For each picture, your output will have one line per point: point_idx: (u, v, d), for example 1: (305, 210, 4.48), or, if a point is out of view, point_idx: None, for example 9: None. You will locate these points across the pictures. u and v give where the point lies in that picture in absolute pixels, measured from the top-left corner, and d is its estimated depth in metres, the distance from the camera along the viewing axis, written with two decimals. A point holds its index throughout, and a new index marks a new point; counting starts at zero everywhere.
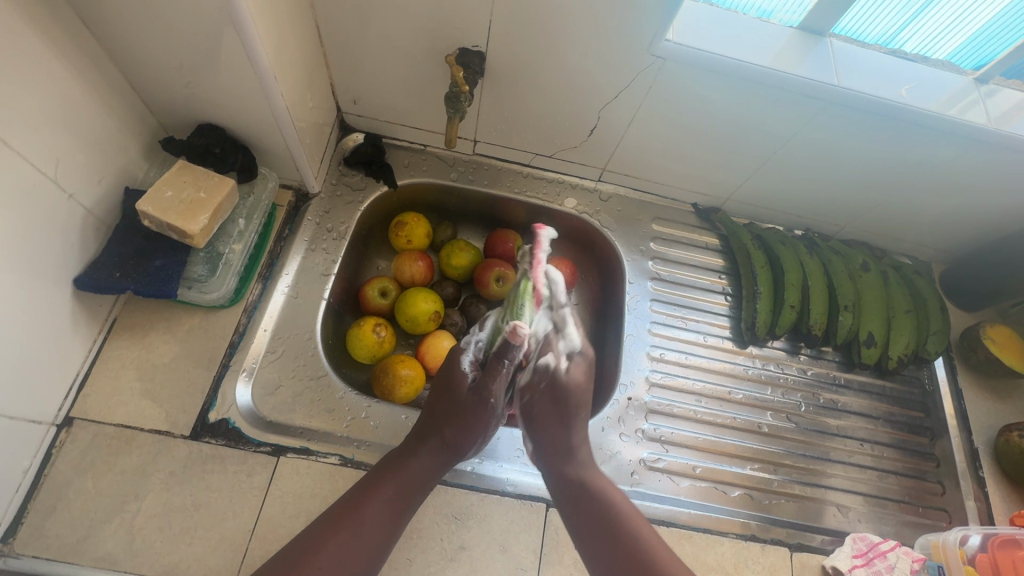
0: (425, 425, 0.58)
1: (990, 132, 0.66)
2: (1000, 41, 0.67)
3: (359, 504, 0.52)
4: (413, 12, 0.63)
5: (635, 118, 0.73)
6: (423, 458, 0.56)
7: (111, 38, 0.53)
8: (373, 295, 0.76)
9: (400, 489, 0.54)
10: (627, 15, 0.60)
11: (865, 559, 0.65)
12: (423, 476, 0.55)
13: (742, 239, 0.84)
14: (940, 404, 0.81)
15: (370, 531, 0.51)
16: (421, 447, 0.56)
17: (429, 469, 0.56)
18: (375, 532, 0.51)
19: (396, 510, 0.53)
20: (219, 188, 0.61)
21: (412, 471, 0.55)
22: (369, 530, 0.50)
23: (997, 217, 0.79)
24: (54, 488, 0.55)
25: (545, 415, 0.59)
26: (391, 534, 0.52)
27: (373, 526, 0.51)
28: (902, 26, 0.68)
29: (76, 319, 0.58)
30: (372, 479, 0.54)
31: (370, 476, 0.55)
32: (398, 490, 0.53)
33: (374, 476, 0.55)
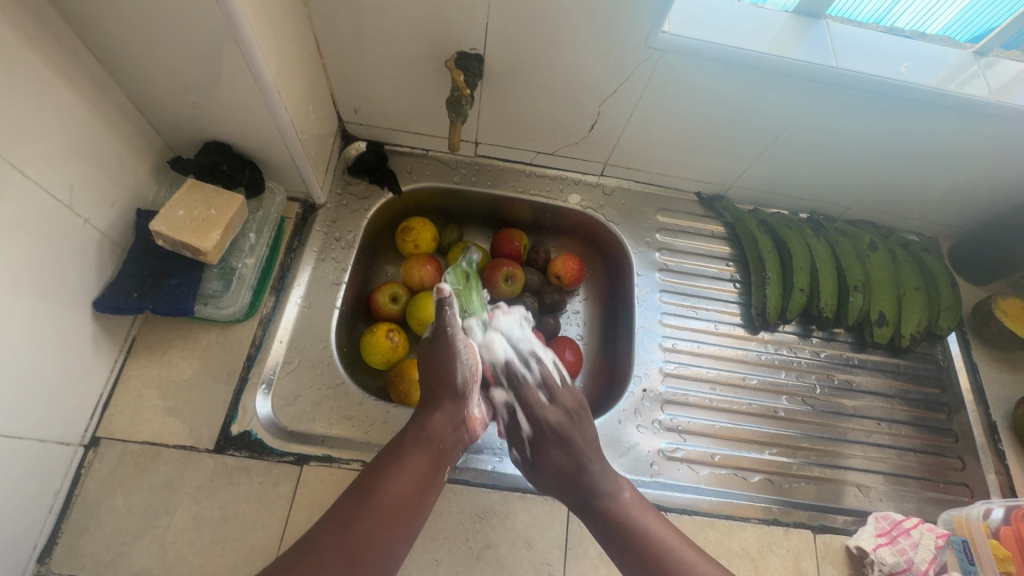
0: (429, 391, 0.59)
1: (992, 105, 0.65)
2: (996, 11, 0.67)
3: (379, 478, 0.51)
4: (409, 19, 0.64)
5: (634, 111, 0.73)
6: (441, 416, 0.57)
7: (116, 62, 0.54)
8: (384, 301, 0.76)
9: (418, 455, 0.54)
10: (622, 10, 0.60)
11: (889, 538, 0.65)
12: (439, 433, 0.56)
13: (748, 225, 0.84)
14: (956, 378, 0.81)
15: (394, 502, 0.50)
16: (435, 406, 0.58)
17: (445, 431, 0.56)
18: (401, 503, 0.50)
19: (418, 480, 0.52)
20: (229, 204, 0.62)
21: (428, 433, 0.55)
22: (392, 498, 0.50)
23: (1004, 188, 0.79)
24: (86, 508, 0.56)
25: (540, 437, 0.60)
26: (415, 498, 0.51)
27: (394, 497, 0.50)
28: (895, 4, 0.68)
29: (97, 341, 0.59)
30: (389, 450, 0.54)
31: (387, 449, 0.54)
32: (417, 456, 0.53)
33: (390, 448, 0.54)
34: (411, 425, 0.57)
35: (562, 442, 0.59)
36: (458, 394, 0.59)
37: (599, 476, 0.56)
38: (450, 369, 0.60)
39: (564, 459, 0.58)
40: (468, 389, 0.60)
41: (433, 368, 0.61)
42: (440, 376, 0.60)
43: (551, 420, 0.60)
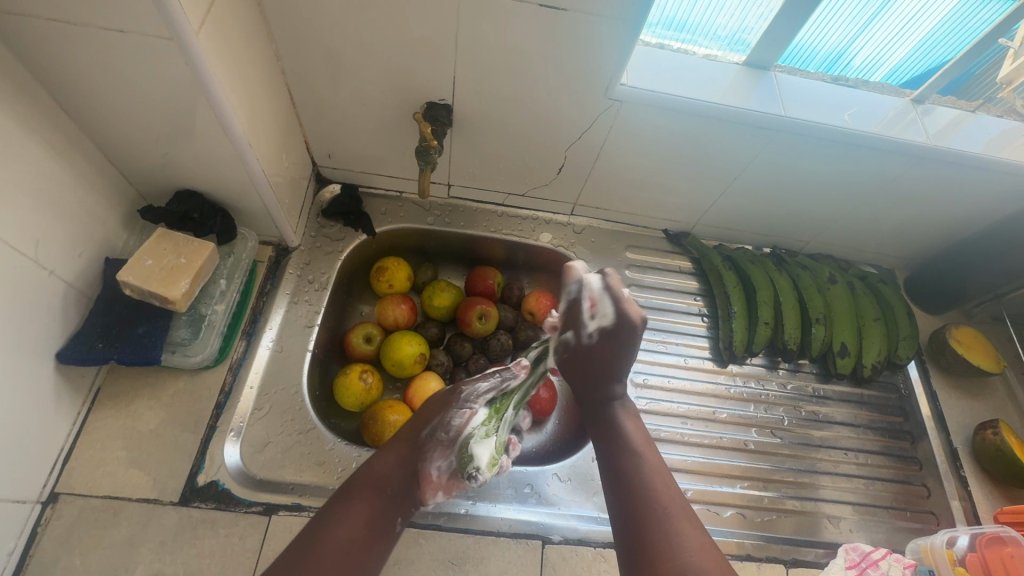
0: (393, 437, 0.62)
1: (930, 148, 0.70)
2: (939, 52, 0.72)
3: (323, 526, 0.53)
4: (380, 71, 0.66)
5: (600, 154, 0.76)
6: (383, 459, 0.59)
7: (88, 117, 0.55)
8: (358, 342, 0.77)
9: (362, 500, 0.55)
10: (580, 64, 0.64)
11: (858, 570, 0.65)
12: (387, 478, 0.58)
13: (713, 260, 0.87)
14: (917, 406, 0.83)
15: (332, 549, 0.51)
16: (385, 450, 0.60)
17: (393, 481, 0.58)
18: (343, 548, 0.52)
19: (358, 529, 0.53)
20: (199, 252, 0.63)
21: (376, 480, 0.57)
22: (331, 547, 0.51)
23: (950, 223, 0.84)
24: (40, 568, 0.54)
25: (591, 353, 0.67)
26: (359, 539, 0.53)
27: (335, 542, 0.52)
28: (845, 49, 0.73)
29: (59, 393, 0.58)
30: (338, 494, 0.56)
31: (339, 495, 0.56)
32: (362, 504, 0.55)
33: (341, 494, 0.56)
34: (367, 468, 0.59)
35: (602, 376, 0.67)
36: (419, 441, 0.62)
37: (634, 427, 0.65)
38: (423, 426, 0.63)
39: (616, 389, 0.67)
40: (427, 438, 0.62)
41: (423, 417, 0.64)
42: (415, 425, 0.63)
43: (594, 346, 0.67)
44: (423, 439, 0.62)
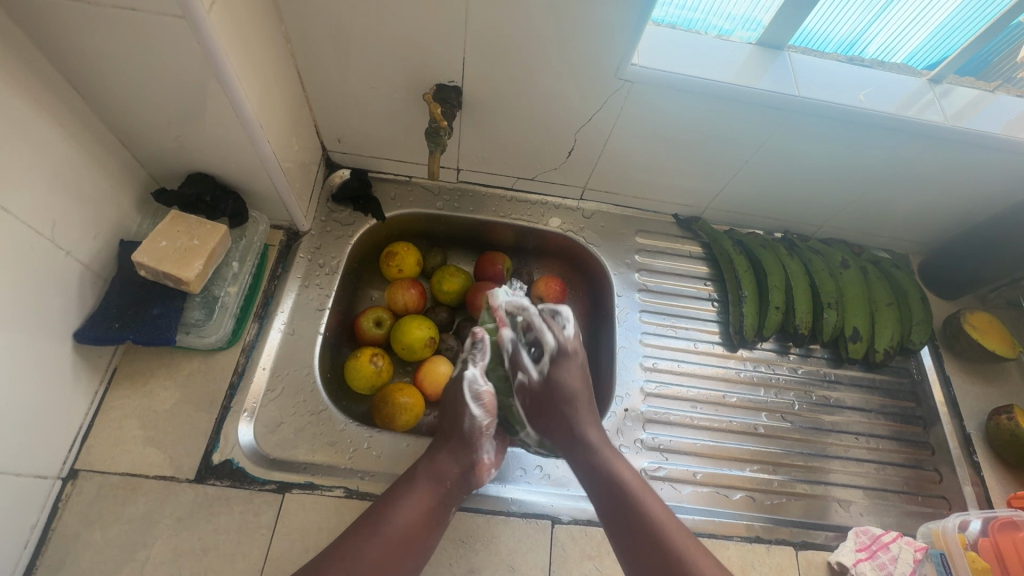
0: (441, 432, 0.63)
1: (948, 129, 0.69)
2: (961, 32, 0.70)
3: (384, 514, 0.54)
4: (389, 53, 0.66)
5: (610, 137, 0.75)
6: (444, 454, 0.60)
7: (101, 99, 0.56)
8: (368, 326, 0.77)
9: (426, 491, 0.57)
10: (590, 45, 0.63)
11: (869, 552, 0.66)
12: (445, 468, 0.59)
13: (724, 245, 0.87)
14: (930, 392, 0.82)
15: (397, 534, 0.53)
16: (442, 447, 0.61)
17: (452, 467, 0.59)
18: (405, 535, 0.53)
19: (425, 514, 0.55)
20: (212, 233, 0.63)
21: (435, 471, 0.58)
22: (397, 530, 0.53)
23: (967, 207, 0.82)
24: (62, 542, 0.55)
25: (551, 387, 0.64)
26: (421, 529, 0.54)
27: (401, 525, 0.53)
28: (865, 27, 0.71)
29: (77, 372, 0.59)
30: (400, 482, 0.58)
31: (397, 485, 0.58)
32: (425, 491, 0.57)
33: (402, 481, 0.58)
34: (422, 461, 0.60)
35: (565, 394, 0.64)
36: (465, 435, 0.61)
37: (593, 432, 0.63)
38: (461, 415, 0.62)
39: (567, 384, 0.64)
40: (476, 431, 0.62)
41: (449, 406, 0.64)
42: (450, 418, 0.63)
43: (556, 382, 0.64)
44: (467, 432, 0.61)
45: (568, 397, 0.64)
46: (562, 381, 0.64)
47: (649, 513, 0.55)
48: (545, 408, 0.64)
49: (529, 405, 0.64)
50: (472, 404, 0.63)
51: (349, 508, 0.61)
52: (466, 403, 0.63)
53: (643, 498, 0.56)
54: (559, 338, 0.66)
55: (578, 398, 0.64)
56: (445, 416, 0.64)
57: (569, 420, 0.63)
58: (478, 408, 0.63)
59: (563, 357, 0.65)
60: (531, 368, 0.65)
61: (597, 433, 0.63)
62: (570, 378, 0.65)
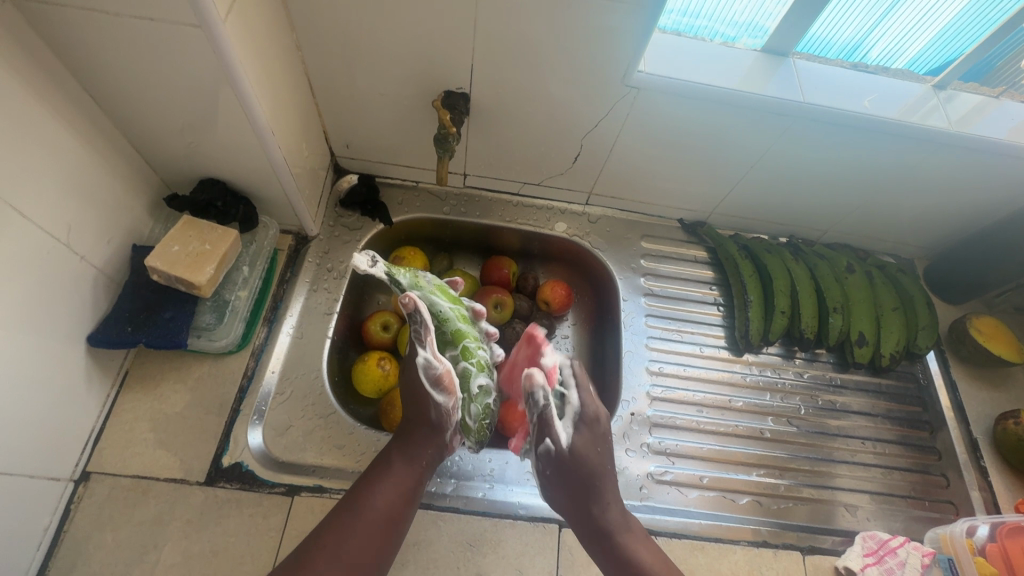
0: (406, 417, 0.59)
1: (953, 135, 0.69)
2: (967, 36, 0.70)
3: (361, 502, 0.52)
4: (398, 60, 0.67)
5: (616, 143, 0.76)
6: (422, 436, 0.58)
7: (116, 106, 0.57)
8: (375, 330, 0.78)
9: (401, 476, 0.55)
10: (597, 52, 0.64)
11: (877, 557, 0.67)
12: (413, 449, 0.57)
13: (729, 250, 0.87)
14: (936, 396, 0.82)
15: (376, 518, 0.52)
16: (415, 433, 0.58)
17: (424, 451, 0.58)
18: (382, 517, 0.52)
19: (402, 495, 0.54)
20: (223, 238, 0.64)
21: (411, 454, 0.57)
22: (377, 514, 0.52)
23: (973, 211, 0.82)
24: (74, 543, 0.56)
25: (575, 456, 0.57)
26: (399, 513, 0.53)
27: (380, 508, 0.52)
28: (868, 31, 0.71)
29: (90, 375, 0.60)
30: (376, 466, 0.56)
31: (372, 470, 0.56)
32: (402, 472, 0.56)
33: (375, 466, 0.56)
34: (393, 446, 0.58)
35: (585, 471, 0.57)
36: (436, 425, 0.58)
37: (614, 507, 0.57)
38: (427, 406, 0.58)
39: (592, 454, 0.57)
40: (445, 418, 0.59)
41: (409, 393, 0.59)
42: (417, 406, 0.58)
43: (575, 448, 0.57)
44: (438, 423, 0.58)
45: (590, 472, 0.57)
46: (580, 453, 0.57)
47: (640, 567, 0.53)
48: (562, 487, 0.57)
49: (551, 474, 0.58)
50: (435, 392, 0.58)
51: None
52: (426, 390, 0.58)
53: (635, 550, 0.55)
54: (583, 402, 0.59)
55: (602, 481, 0.57)
56: (406, 402, 0.59)
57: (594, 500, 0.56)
58: (439, 393, 0.58)
59: (588, 424, 0.59)
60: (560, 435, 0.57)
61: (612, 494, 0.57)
62: (586, 450, 0.57)
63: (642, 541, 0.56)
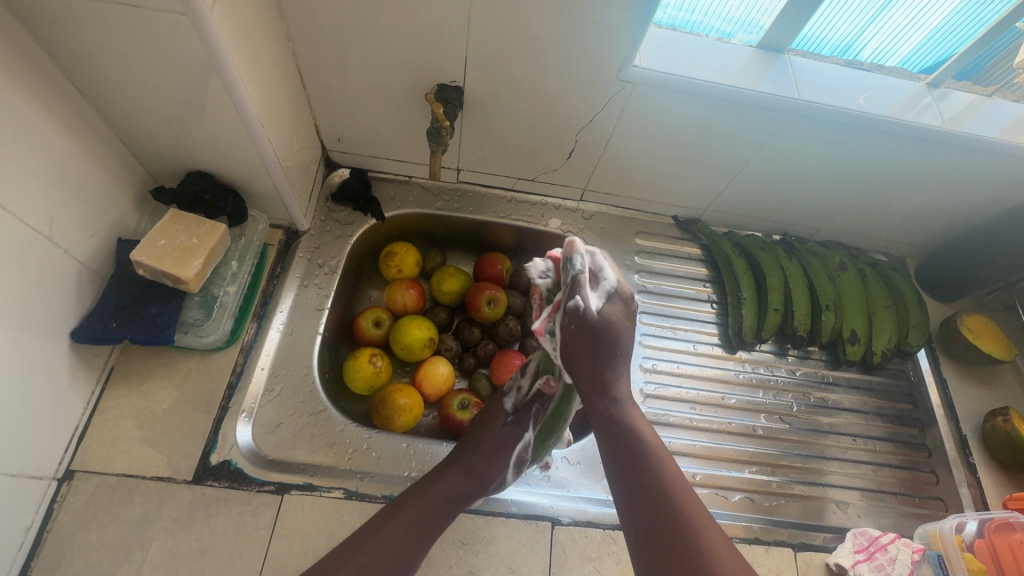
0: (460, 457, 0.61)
1: (946, 133, 0.69)
2: (958, 36, 0.70)
3: (375, 534, 0.54)
4: (391, 52, 0.66)
5: (611, 138, 0.75)
6: (457, 480, 0.59)
7: (101, 95, 0.55)
8: (367, 326, 0.77)
9: (426, 515, 0.56)
10: (593, 46, 0.63)
11: (867, 554, 0.67)
12: (453, 495, 0.58)
13: (723, 247, 0.87)
14: (927, 394, 0.83)
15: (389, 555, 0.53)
16: (451, 475, 0.59)
17: (459, 494, 0.58)
18: (397, 552, 0.53)
19: (420, 532, 0.55)
20: (211, 232, 0.63)
21: (441, 494, 0.58)
22: (396, 548, 0.53)
23: (965, 209, 0.83)
24: (58, 543, 0.55)
25: (603, 321, 0.56)
26: (415, 547, 0.54)
27: (395, 545, 0.53)
28: (860, 30, 0.71)
29: (74, 372, 0.58)
30: (403, 496, 0.57)
31: (399, 498, 0.57)
32: (420, 512, 0.56)
33: (404, 497, 0.57)
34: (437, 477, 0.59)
35: (611, 339, 0.56)
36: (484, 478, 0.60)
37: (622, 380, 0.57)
38: (492, 465, 0.61)
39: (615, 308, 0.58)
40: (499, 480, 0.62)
41: (489, 446, 0.62)
42: (479, 455, 0.61)
43: (606, 315, 0.57)
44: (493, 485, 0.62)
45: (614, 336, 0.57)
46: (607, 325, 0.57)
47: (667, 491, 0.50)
48: (579, 346, 0.56)
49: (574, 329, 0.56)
50: (510, 469, 0.63)
51: (348, 509, 0.61)
52: (508, 466, 0.62)
53: (639, 437, 0.54)
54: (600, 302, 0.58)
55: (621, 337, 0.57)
56: (468, 447, 0.61)
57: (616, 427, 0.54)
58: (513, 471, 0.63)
59: (606, 319, 0.57)
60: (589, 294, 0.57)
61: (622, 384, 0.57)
62: (615, 318, 0.57)
63: (667, 460, 0.52)
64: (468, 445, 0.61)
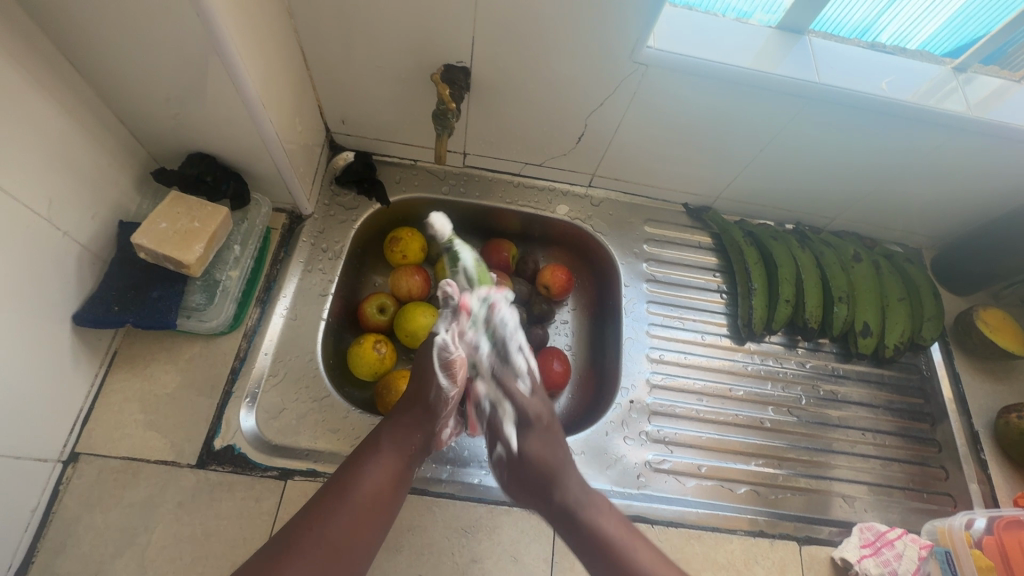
0: (405, 394, 0.60)
1: (971, 120, 0.67)
2: (981, 18, 0.67)
3: (351, 483, 0.52)
4: (397, 31, 0.64)
5: (622, 123, 0.73)
6: (408, 416, 0.58)
7: (98, 75, 0.54)
8: (372, 312, 0.76)
9: (391, 455, 0.55)
10: (606, 26, 0.60)
11: (874, 549, 0.66)
12: (410, 424, 0.57)
13: (734, 236, 0.85)
14: (938, 388, 0.82)
15: (366, 500, 0.51)
16: (406, 408, 0.59)
17: (413, 433, 0.57)
18: (371, 501, 0.52)
19: (391, 479, 0.54)
20: (213, 216, 0.62)
21: (399, 437, 0.57)
22: (362, 497, 0.51)
23: (986, 200, 0.80)
24: (63, 525, 0.55)
25: (524, 458, 0.59)
26: (384, 498, 0.53)
27: (367, 492, 0.52)
28: (881, 12, 0.68)
29: (77, 355, 0.58)
30: (365, 445, 0.56)
31: (361, 449, 0.56)
32: (389, 454, 0.55)
33: (365, 446, 0.56)
34: (387, 426, 0.57)
35: (539, 469, 0.58)
36: (430, 404, 0.59)
37: (574, 487, 0.56)
38: (427, 385, 0.59)
39: (539, 447, 0.59)
40: (441, 402, 0.59)
41: (417, 371, 0.60)
42: (420, 383, 0.59)
43: (528, 453, 0.59)
44: (434, 402, 0.59)
45: (546, 471, 0.57)
46: (531, 454, 0.59)
47: (604, 532, 0.53)
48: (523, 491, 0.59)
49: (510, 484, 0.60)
50: (442, 374, 0.59)
51: None
52: (432, 372, 0.59)
53: (599, 519, 0.54)
54: (520, 402, 0.62)
55: (552, 467, 0.57)
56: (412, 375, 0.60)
57: (553, 489, 0.56)
58: (445, 376, 0.59)
59: (525, 424, 0.61)
60: (511, 438, 0.60)
61: (570, 467, 0.58)
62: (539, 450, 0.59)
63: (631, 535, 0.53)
64: (413, 377, 0.60)
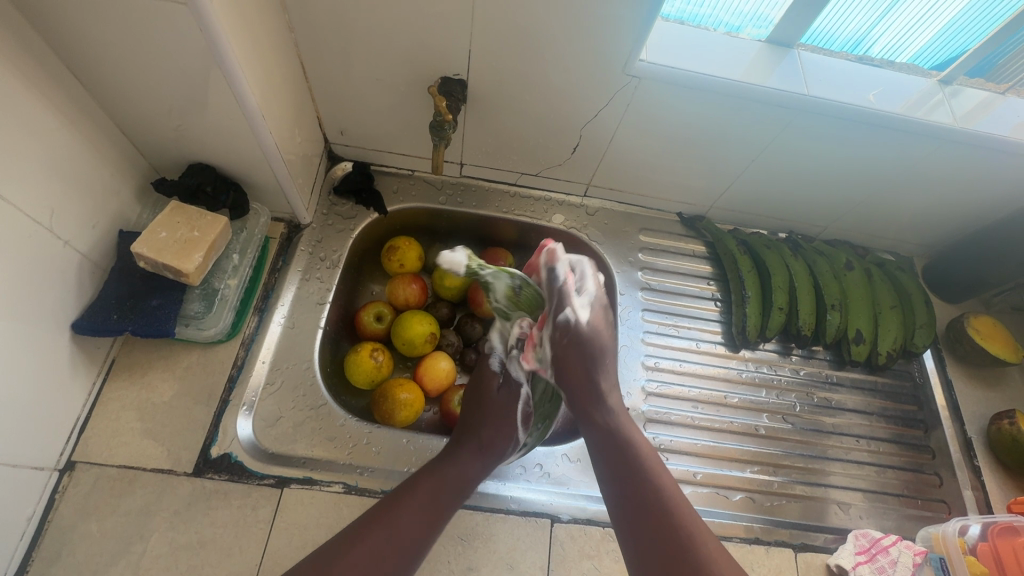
0: (468, 428, 0.62)
1: (957, 131, 0.68)
2: (971, 31, 0.68)
3: (393, 514, 0.53)
4: (394, 45, 0.65)
5: (616, 134, 0.75)
6: (470, 454, 0.60)
7: (101, 87, 0.55)
8: (369, 321, 0.76)
9: (443, 491, 0.56)
10: (599, 40, 0.62)
11: (868, 556, 0.66)
12: (463, 461, 0.59)
13: (728, 244, 0.86)
14: (931, 395, 0.82)
15: (408, 535, 0.52)
16: (468, 443, 0.61)
17: (471, 467, 0.59)
18: (413, 534, 0.52)
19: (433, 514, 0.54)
20: (213, 225, 0.63)
21: (458, 470, 0.58)
22: (408, 532, 0.52)
23: (974, 209, 0.81)
24: (58, 533, 0.55)
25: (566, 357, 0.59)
26: (424, 536, 0.53)
27: (409, 530, 0.52)
28: (873, 24, 0.70)
29: (75, 363, 0.58)
30: (420, 477, 0.57)
31: (413, 480, 0.57)
32: (440, 490, 0.56)
33: (417, 479, 0.57)
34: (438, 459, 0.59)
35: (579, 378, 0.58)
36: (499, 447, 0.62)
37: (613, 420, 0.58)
38: (505, 429, 0.64)
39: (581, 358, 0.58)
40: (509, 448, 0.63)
41: (495, 410, 0.65)
42: (490, 421, 0.64)
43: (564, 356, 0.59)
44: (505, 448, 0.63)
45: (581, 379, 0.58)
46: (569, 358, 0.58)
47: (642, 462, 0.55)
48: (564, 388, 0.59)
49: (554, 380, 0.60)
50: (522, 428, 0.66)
51: (348, 503, 0.61)
52: (517, 423, 0.65)
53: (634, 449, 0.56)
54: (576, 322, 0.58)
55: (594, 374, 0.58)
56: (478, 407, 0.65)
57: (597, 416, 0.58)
58: (524, 431, 0.66)
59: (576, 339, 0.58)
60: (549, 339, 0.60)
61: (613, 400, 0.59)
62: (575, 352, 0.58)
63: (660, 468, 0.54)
64: (472, 414, 0.64)
